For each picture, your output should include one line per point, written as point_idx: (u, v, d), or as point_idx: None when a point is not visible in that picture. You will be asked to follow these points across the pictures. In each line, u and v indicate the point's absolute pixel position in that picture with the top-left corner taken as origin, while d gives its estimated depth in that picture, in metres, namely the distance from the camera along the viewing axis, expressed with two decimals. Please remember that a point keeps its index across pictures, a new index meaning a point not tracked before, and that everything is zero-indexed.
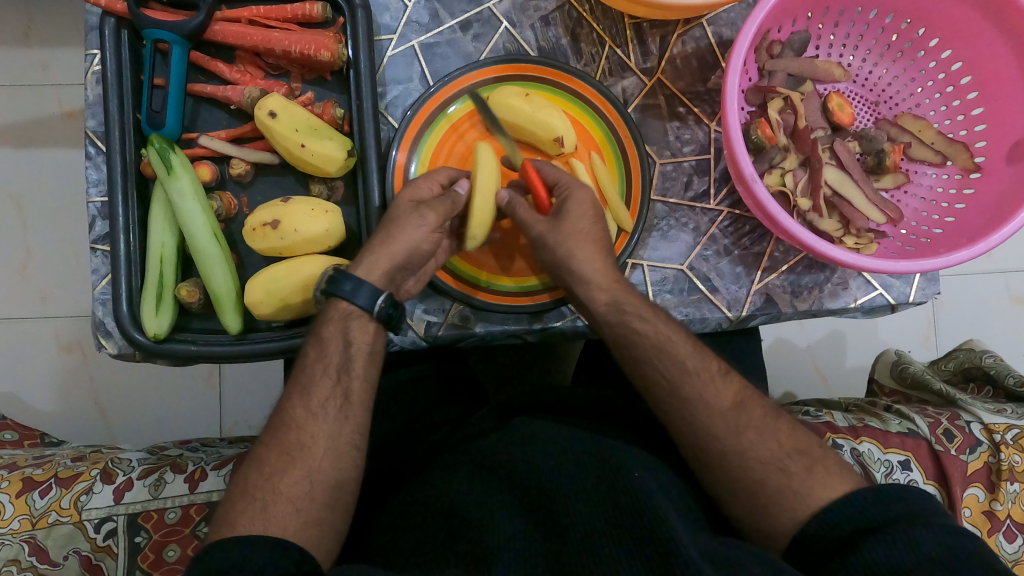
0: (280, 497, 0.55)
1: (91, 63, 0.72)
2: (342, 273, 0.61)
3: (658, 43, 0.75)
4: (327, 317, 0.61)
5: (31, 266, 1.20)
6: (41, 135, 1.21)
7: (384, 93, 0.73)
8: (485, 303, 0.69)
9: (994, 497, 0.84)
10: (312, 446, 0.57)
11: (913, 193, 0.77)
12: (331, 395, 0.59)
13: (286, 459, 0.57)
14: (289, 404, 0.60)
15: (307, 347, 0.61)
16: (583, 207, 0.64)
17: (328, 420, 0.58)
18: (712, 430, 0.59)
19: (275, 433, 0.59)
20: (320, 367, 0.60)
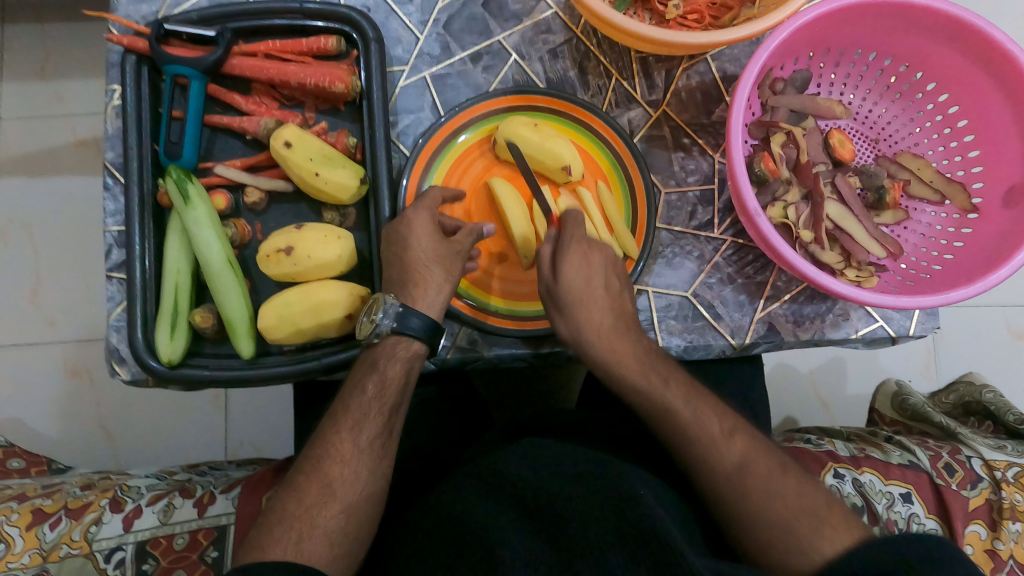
0: (317, 529, 0.57)
1: (112, 98, 0.74)
2: (425, 316, 0.64)
3: (663, 76, 0.77)
4: (392, 356, 0.64)
5: (41, 292, 1.21)
6: (54, 164, 1.23)
7: (395, 122, 0.75)
8: (527, 328, 0.70)
9: (995, 536, 0.82)
10: (356, 480, 0.60)
11: (913, 229, 0.79)
12: (381, 432, 0.62)
13: (330, 492, 0.59)
14: (333, 434, 0.61)
15: (361, 380, 0.63)
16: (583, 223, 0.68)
17: (376, 457, 0.61)
18: (722, 459, 0.60)
19: (317, 462, 0.60)
20: (377, 404, 0.62)
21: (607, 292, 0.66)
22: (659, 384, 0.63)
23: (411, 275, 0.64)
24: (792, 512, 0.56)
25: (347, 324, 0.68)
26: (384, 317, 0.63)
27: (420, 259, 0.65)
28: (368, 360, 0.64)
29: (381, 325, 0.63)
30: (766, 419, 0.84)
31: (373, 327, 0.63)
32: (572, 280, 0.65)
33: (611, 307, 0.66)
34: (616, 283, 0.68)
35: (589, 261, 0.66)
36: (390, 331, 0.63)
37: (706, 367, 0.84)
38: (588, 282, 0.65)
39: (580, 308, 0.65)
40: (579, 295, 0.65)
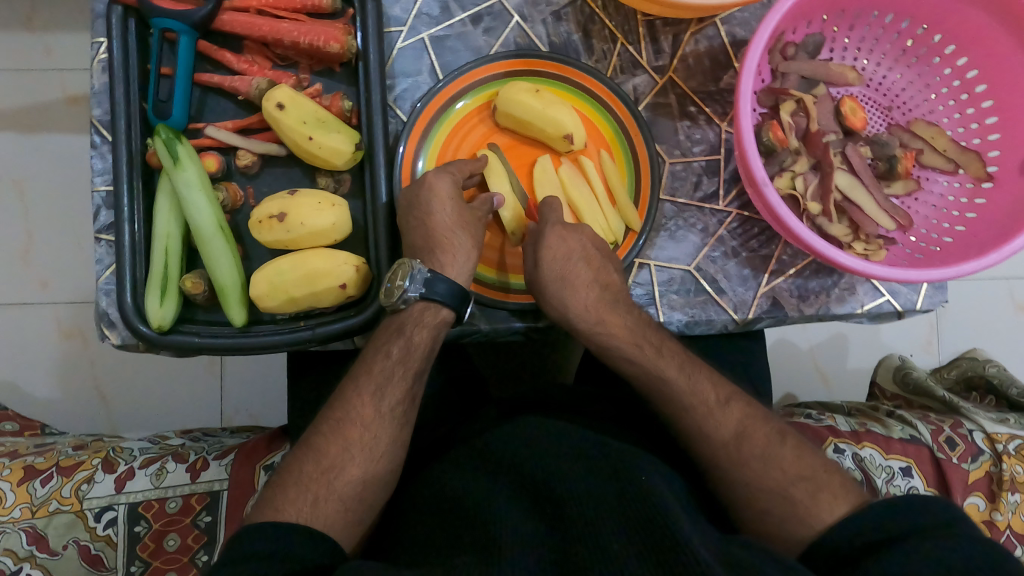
0: (333, 494, 0.56)
1: (97, 52, 0.71)
2: (452, 283, 0.63)
3: (670, 41, 0.74)
4: (418, 322, 0.63)
5: (33, 252, 1.20)
6: (44, 120, 1.20)
7: (392, 86, 0.72)
8: (519, 303, 0.70)
9: (994, 507, 0.83)
10: (377, 445, 0.59)
11: (924, 200, 0.77)
12: (403, 398, 0.62)
13: (350, 455, 0.58)
14: (355, 398, 0.61)
15: (386, 344, 0.62)
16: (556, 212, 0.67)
17: (397, 423, 0.61)
18: (715, 421, 0.59)
19: (339, 424, 0.59)
20: (401, 368, 0.62)
21: (588, 264, 0.66)
22: (651, 355, 0.63)
23: (438, 242, 0.64)
24: (789, 479, 0.55)
25: (343, 295, 0.66)
26: (411, 283, 0.62)
27: (441, 224, 0.64)
28: (393, 325, 0.63)
29: (409, 292, 0.62)
30: (766, 394, 0.83)
31: (400, 294, 0.62)
32: (552, 264, 0.65)
33: (597, 279, 0.66)
34: (598, 257, 0.67)
35: (566, 243, 0.66)
36: (417, 298, 0.62)
37: (707, 342, 0.83)
38: (568, 262, 0.65)
39: (563, 289, 0.65)
40: (557, 279, 0.65)
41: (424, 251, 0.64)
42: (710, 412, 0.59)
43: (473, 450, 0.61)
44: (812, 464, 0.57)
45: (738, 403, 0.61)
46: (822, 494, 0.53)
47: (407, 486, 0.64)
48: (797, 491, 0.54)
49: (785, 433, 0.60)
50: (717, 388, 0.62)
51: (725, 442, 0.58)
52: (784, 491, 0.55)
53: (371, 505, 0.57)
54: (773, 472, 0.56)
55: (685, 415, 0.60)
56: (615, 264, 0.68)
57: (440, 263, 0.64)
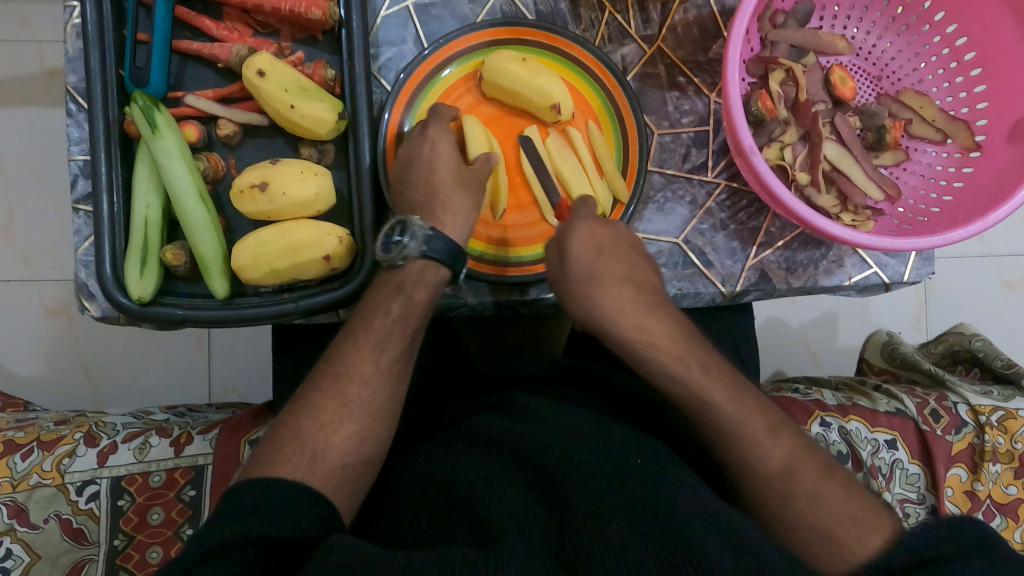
0: (332, 450, 0.55)
1: (72, 16, 0.70)
2: (451, 242, 0.63)
3: (659, 10, 0.73)
4: (418, 280, 0.63)
5: (15, 229, 1.17)
6: (23, 94, 1.17)
7: (377, 55, 0.71)
8: (517, 276, 0.69)
9: (976, 478, 0.84)
10: (375, 402, 0.58)
11: (912, 170, 0.77)
12: (400, 356, 0.61)
13: (349, 412, 0.57)
14: (352, 354, 0.60)
15: (385, 301, 0.62)
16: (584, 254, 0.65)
17: (395, 381, 0.60)
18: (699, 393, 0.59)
19: (337, 380, 0.58)
20: (401, 326, 0.61)
21: (621, 263, 0.65)
22: (696, 373, 0.59)
23: (417, 203, 0.63)
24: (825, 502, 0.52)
25: (328, 266, 0.65)
26: (411, 239, 0.62)
27: (443, 181, 0.65)
28: (392, 282, 0.63)
29: (409, 247, 0.62)
30: (753, 368, 0.83)
31: (400, 249, 0.62)
32: (580, 258, 0.64)
33: (631, 277, 0.65)
34: (632, 256, 0.66)
35: (597, 238, 0.66)
36: (417, 255, 0.63)
37: (697, 316, 0.83)
38: (599, 258, 0.64)
39: (595, 287, 0.63)
40: (586, 275, 0.64)
41: (423, 208, 0.65)
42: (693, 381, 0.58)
43: (464, 429, 0.60)
44: (833, 469, 0.54)
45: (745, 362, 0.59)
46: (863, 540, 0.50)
47: (399, 462, 0.64)
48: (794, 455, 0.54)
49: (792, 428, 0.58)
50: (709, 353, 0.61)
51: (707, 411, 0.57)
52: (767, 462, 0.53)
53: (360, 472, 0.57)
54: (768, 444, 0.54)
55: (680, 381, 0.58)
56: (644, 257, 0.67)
57: (439, 221, 0.65)
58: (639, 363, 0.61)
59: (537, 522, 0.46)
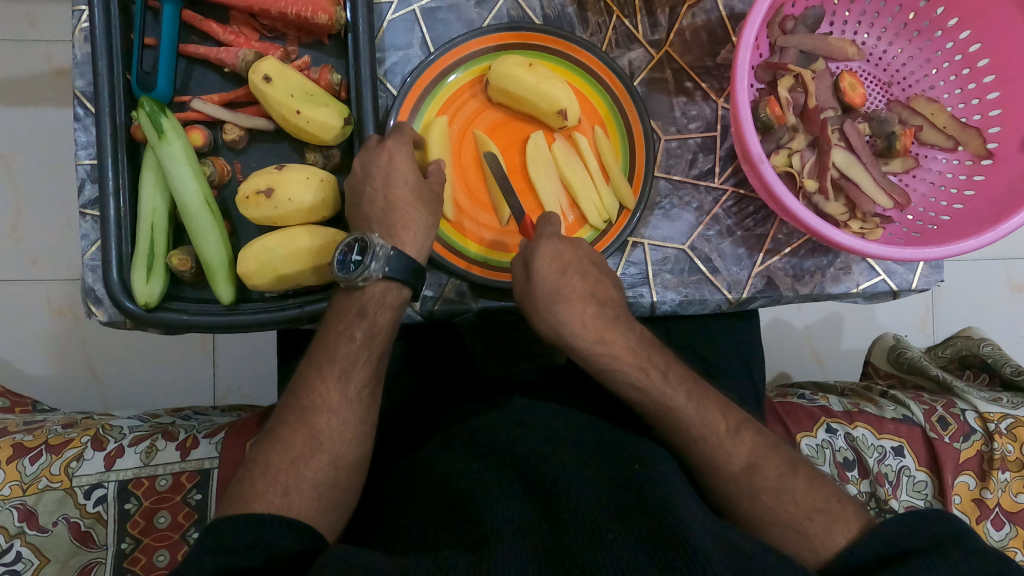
0: (304, 481, 0.55)
1: (80, 20, 0.69)
2: (412, 261, 0.61)
3: (667, 15, 0.72)
4: (381, 304, 0.61)
5: (22, 228, 1.18)
6: (31, 94, 1.17)
7: (383, 59, 0.71)
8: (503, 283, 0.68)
9: (983, 486, 0.84)
10: (345, 431, 0.58)
11: (922, 177, 0.76)
12: (368, 381, 0.61)
13: (318, 443, 0.57)
14: (319, 383, 0.60)
15: (348, 328, 0.61)
16: (553, 267, 0.62)
17: (364, 407, 0.60)
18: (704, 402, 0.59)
19: (303, 413, 0.59)
20: (365, 353, 0.61)
21: (584, 279, 0.63)
22: (658, 383, 0.61)
23: (426, 209, 0.63)
24: (803, 512, 0.54)
25: (328, 273, 0.65)
26: (373, 260, 0.59)
27: (403, 198, 0.63)
28: (353, 307, 0.61)
29: (371, 270, 0.60)
30: (759, 374, 0.83)
31: (361, 271, 0.59)
32: (545, 277, 0.62)
33: (594, 294, 0.63)
34: (597, 273, 0.65)
35: (563, 255, 0.63)
36: (379, 276, 0.60)
37: (703, 322, 0.83)
38: (564, 275, 0.62)
39: (559, 303, 0.62)
40: (551, 294, 0.62)
41: (380, 225, 0.63)
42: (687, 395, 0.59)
43: (462, 431, 0.60)
44: (822, 490, 0.55)
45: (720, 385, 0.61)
46: (837, 526, 0.52)
47: (397, 466, 0.63)
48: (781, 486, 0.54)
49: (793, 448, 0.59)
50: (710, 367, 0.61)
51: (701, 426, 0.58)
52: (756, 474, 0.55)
53: None
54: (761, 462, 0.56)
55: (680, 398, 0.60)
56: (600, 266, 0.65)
57: (398, 239, 0.62)
58: (603, 375, 0.62)
59: (534, 522, 0.46)
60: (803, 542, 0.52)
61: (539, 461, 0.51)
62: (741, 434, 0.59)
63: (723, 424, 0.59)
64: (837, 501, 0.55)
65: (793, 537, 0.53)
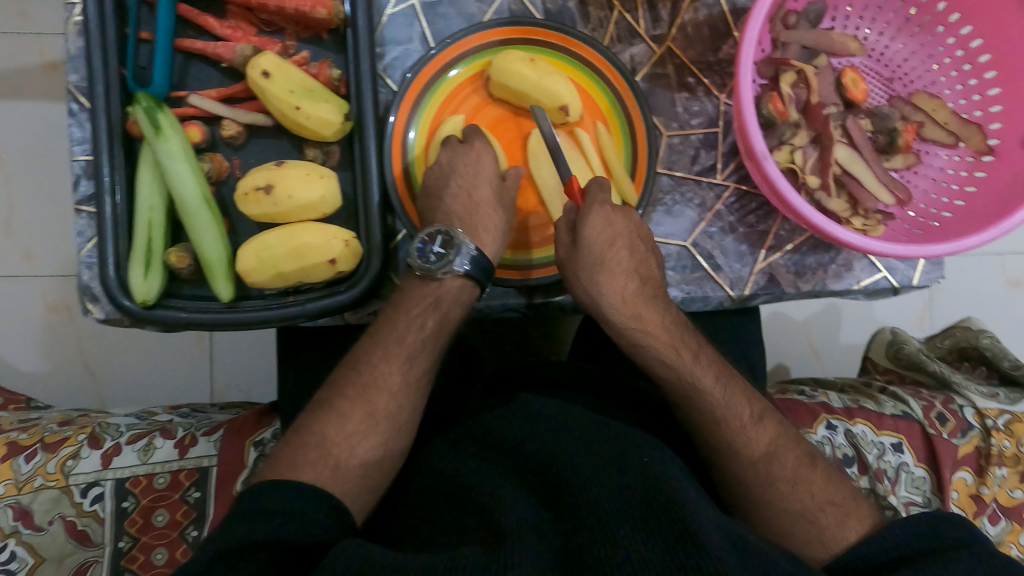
0: (329, 457, 0.54)
1: (73, 14, 0.69)
2: (490, 262, 0.63)
3: (668, 9, 0.72)
4: (456, 296, 0.62)
5: (15, 223, 1.17)
6: (23, 87, 1.16)
7: (383, 54, 0.70)
8: (539, 279, 0.69)
9: (981, 481, 0.85)
10: (400, 415, 0.58)
11: (924, 173, 0.76)
12: (427, 370, 0.61)
13: (374, 423, 0.56)
14: (382, 363, 0.59)
15: (422, 314, 0.61)
16: (603, 238, 0.64)
17: (421, 394, 0.60)
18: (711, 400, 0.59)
19: (365, 388, 0.58)
20: (431, 342, 0.61)
21: (630, 255, 0.65)
22: (688, 362, 0.61)
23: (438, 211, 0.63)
24: (816, 503, 0.54)
25: (326, 270, 0.64)
26: (458, 256, 0.61)
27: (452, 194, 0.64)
28: (429, 294, 0.61)
29: (455, 262, 0.61)
30: (760, 370, 0.83)
31: (444, 264, 0.61)
32: (593, 244, 0.63)
33: (636, 271, 0.65)
34: (643, 249, 0.66)
35: (613, 227, 0.64)
36: (458, 274, 0.61)
37: (705, 318, 0.82)
38: (610, 247, 0.64)
39: (601, 275, 0.63)
40: (596, 263, 0.63)
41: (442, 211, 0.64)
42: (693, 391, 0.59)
43: (466, 428, 0.60)
44: (842, 490, 0.55)
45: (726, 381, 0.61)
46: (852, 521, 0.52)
47: (401, 464, 0.63)
48: None
49: (817, 456, 0.59)
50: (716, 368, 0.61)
51: (706, 423, 0.58)
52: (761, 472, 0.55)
53: (368, 481, 0.56)
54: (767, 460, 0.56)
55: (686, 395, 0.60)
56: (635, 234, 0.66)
57: (479, 238, 0.64)
58: (636, 352, 0.63)
59: (541, 520, 0.46)
60: (813, 543, 0.52)
61: (545, 458, 0.51)
62: (763, 421, 0.59)
63: (744, 415, 0.59)
64: (852, 498, 0.55)
65: (803, 531, 0.52)
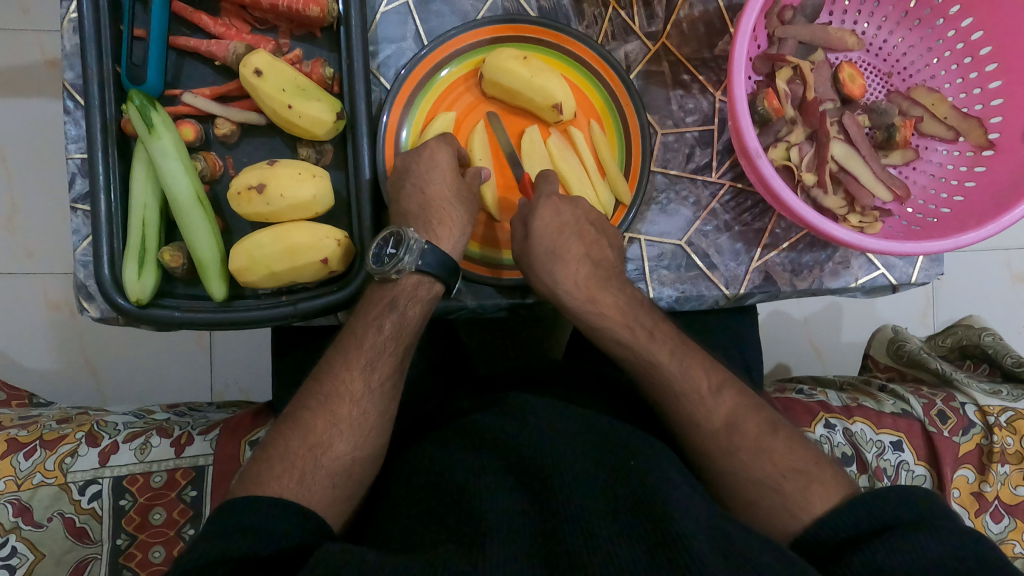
0: (321, 469, 0.54)
1: (68, 10, 0.68)
2: (446, 256, 0.62)
3: (663, 6, 0.71)
4: (412, 296, 0.62)
5: (15, 221, 1.17)
6: (24, 85, 1.16)
7: (376, 52, 0.70)
8: (512, 280, 0.68)
9: (983, 479, 0.84)
10: (365, 422, 0.58)
11: (922, 169, 0.75)
12: (392, 373, 0.61)
13: (337, 431, 0.56)
14: (343, 372, 0.59)
15: (378, 318, 0.61)
16: (551, 228, 0.64)
17: (386, 399, 0.60)
18: (701, 400, 0.58)
19: (326, 400, 0.58)
20: (394, 343, 0.61)
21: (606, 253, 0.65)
22: (667, 357, 0.60)
23: (431, 209, 0.63)
24: (779, 471, 0.53)
25: (321, 271, 0.65)
26: (407, 253, 0.60)
27: (439, 194, 0.64)
28: (385, 298, 0.62)
29: (404, 262, 0.60)
30: (757, 369, 0.83)
31: (395, 264, 0.60)
32: (543, 237, 0.64)
33: (589, 255, 0.65)
34: (592, 233, 0.66)
35: (561, 216, 0.65)
36: (412, 270, 0.61)
37: (701, 317, 0.82)
38: (559, 236, 0.64)
39: (555, 264, 0.63)
40: (554, 260, 0.63)
41: (418, 219, 0.63)
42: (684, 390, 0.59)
43: (459, 427, 0.60)
44: (804, 455, 0.54)
45: (718, 380, 0.61)
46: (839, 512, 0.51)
47: (394, 462, 0.63)
48: (784, 487, 0.52)
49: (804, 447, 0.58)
50: (709, 374, 0.60)
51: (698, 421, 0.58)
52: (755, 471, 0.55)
53: (361, 480, 0.56)
54: (767, 460, 0.54)
55: (679, 392, 0.59)
56: (607, 238, 0.67)
57: (434, 234, 0.63)
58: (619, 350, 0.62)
59: (528, 518, 0.46)
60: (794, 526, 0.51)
61: (532, 455, 0.51)
62: (722, 392, 0.58)
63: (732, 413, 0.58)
64: (815, 462, 0.54)
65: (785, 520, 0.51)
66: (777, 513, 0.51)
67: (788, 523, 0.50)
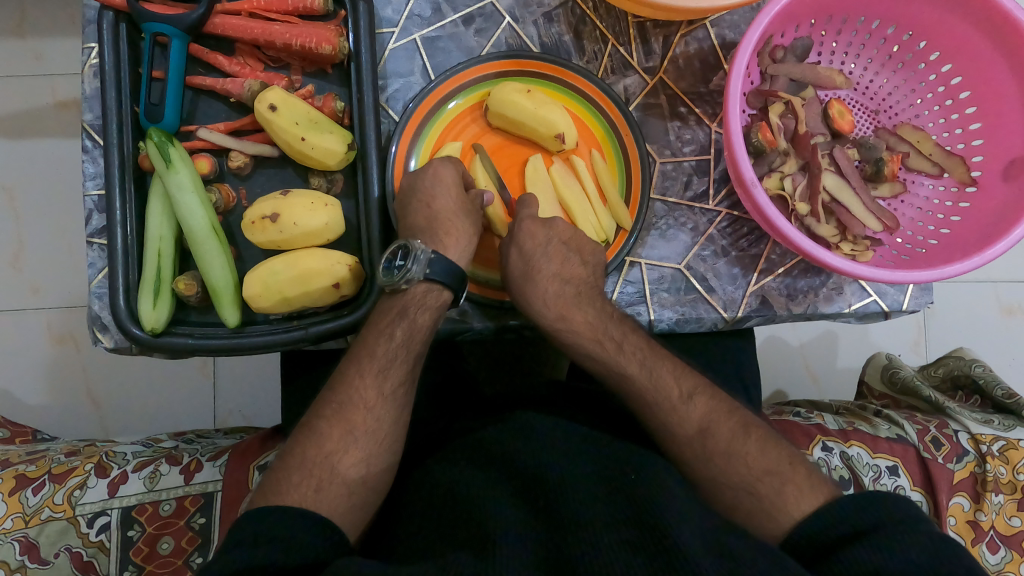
0: (338, 477, 0.55)
1: (89, 57, 0.72)
2: (453, 264, 0.64)
3: (660, 42, 0.75)
4: (422, 304, 0.63)
5: (23, 257, 1.19)
6: (35, 127, 1.19)
7: (384, 87, 0.73)
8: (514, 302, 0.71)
9: (978, 507, 0.84)
10: (379, 429, 0.59)
11: (910, 203, 0.78)
12: (404, 380, 0.62)
13: (352, 439, 0.58)
14: (356, 380, 0.61)
15: (389, 325, 0.63)
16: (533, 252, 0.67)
17: (399, 405, 0.61)
18: (683, 414, 0.59)
19: (341, 407, 0.59)
20: (406, 350, 0.62)
21: None
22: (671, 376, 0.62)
23: (440, 222, 0.66)
24: (754, 474, 0.55)
25: (332, 294, 0.66)
26: (415, 263, 0.63)
27: (444, 207, 0.66)
28: (395, 307, 0.63)
29: (412, 271, 0.63)
30: (756, 393, 0.84)
31: (404, 273, 0.63)
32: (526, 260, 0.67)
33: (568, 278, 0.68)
34: (564, 252, 0.68)
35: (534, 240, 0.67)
36: (420, 278, 0.63)
37: (700, 343, 0.84)
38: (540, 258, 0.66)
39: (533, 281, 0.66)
40: (550, 283, 0.66)
41: (426, 232, 0.65)
42: (677, 407, 0.59)
43: (465, 448, 0.61)
44: (778, 458, 0.56)
45: (703, 395, 0.61)
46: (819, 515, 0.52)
47: (400, 483, 0.64)
48: (761, 490, 0.54)
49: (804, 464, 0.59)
50: (679, 382, 0.62)
51: (693, 437, 0.58)
52: (749, 486, 0.55)
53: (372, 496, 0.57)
54: (742, 466, 0.56)
55: (657, 406, 0.60)
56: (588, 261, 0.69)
57: (442, 245, 0.66)
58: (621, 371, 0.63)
59: (537, 530, 0.47)
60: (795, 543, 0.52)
61: (538, 470, 0.52)
62: (694, 399, 0.61)
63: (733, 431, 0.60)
64: (789, 464, 0.56)
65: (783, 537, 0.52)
66: (757, 515, 0.53)
67: (770, 526, 0.52)
